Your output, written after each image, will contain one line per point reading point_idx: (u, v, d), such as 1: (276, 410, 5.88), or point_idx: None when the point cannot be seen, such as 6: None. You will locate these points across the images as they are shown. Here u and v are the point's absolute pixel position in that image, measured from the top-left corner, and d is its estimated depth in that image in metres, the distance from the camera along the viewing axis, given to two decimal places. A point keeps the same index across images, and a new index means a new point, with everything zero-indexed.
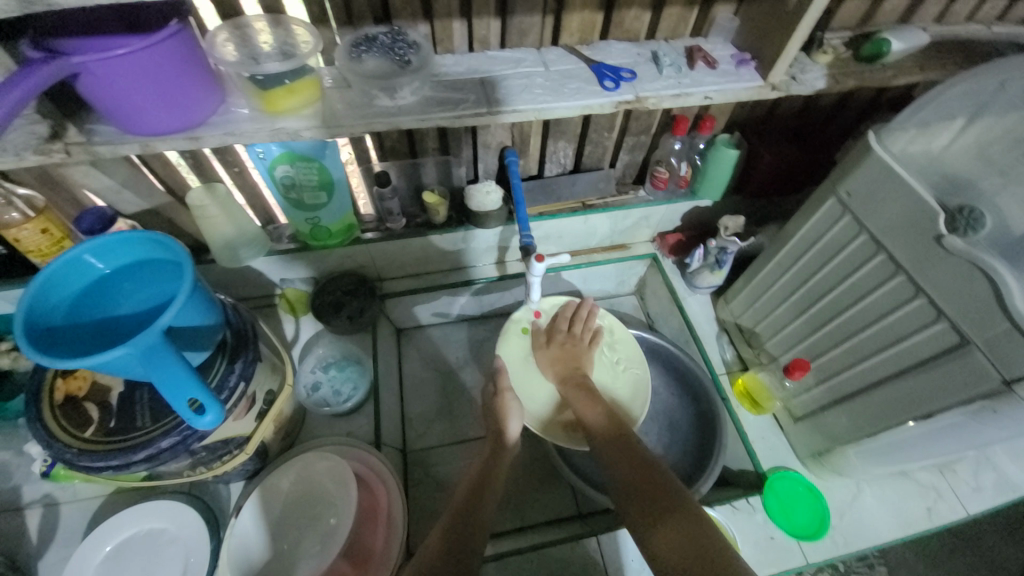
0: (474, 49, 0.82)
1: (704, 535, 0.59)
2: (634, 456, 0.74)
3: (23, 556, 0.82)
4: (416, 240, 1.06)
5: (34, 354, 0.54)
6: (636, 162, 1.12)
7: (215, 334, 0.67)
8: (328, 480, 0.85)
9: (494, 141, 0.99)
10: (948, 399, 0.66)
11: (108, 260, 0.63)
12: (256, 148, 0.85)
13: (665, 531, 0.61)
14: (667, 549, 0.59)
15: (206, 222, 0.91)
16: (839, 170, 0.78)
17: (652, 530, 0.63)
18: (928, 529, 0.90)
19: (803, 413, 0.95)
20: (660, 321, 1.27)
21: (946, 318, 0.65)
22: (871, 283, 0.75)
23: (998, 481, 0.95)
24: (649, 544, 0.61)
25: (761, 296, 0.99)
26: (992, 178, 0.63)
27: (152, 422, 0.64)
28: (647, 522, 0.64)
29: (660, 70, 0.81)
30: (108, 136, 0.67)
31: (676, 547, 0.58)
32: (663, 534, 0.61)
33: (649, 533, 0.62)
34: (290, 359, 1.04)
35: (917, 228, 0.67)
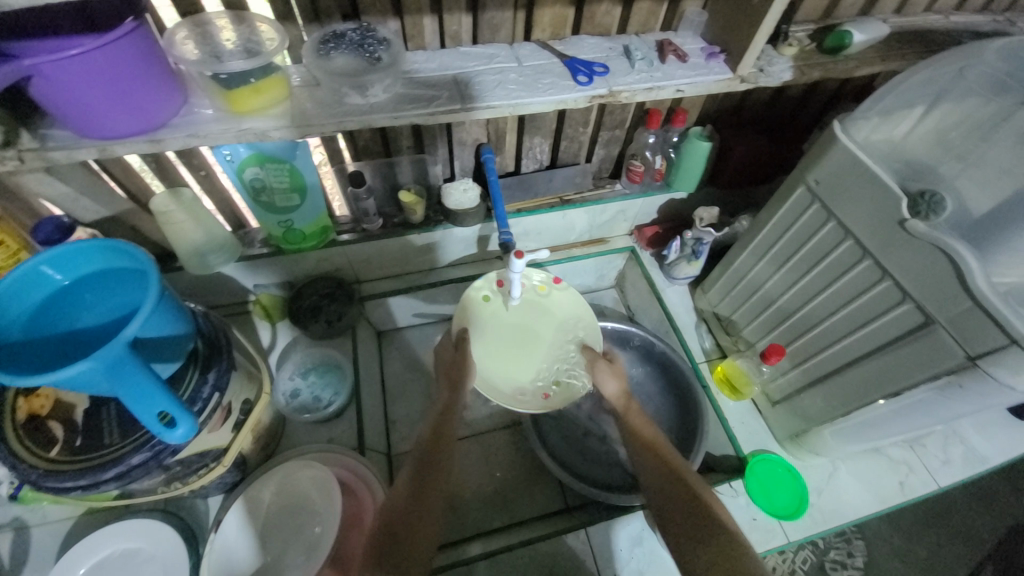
0: (446, 45, 0.81)
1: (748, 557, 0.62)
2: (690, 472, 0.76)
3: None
4: (394, 241, 1.05)
5: None
6: (611, 156, 1.13)
7: (185, 344, 0.65)
8: (312, 486, 0.83)
9: (470, 138, 0.99)
10: (914, 376, 0.69)
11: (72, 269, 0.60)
12: (223, 150, 0.82)
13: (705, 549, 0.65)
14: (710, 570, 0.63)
15: (173, 229, 0.88)
16: (807, 159, 0.80)
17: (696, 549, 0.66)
18: (901, 502, 0.94)
19: (780, 397, 0.97)
20: (640, 313, 1.29)
21: (911, 299, 0.68)
22: (840, 268, 0.78)
23: (966, 454, 0.99)
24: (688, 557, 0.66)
25: (736, 286, 1.01)
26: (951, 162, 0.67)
27: (122, 438, 0.61)
28: (686, 540, 0.68)
29: (631, 64, 0.82)
30: (63, 141, 0.64)
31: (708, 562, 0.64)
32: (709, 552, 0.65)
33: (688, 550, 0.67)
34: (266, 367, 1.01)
35: (883, 213, 0.69)
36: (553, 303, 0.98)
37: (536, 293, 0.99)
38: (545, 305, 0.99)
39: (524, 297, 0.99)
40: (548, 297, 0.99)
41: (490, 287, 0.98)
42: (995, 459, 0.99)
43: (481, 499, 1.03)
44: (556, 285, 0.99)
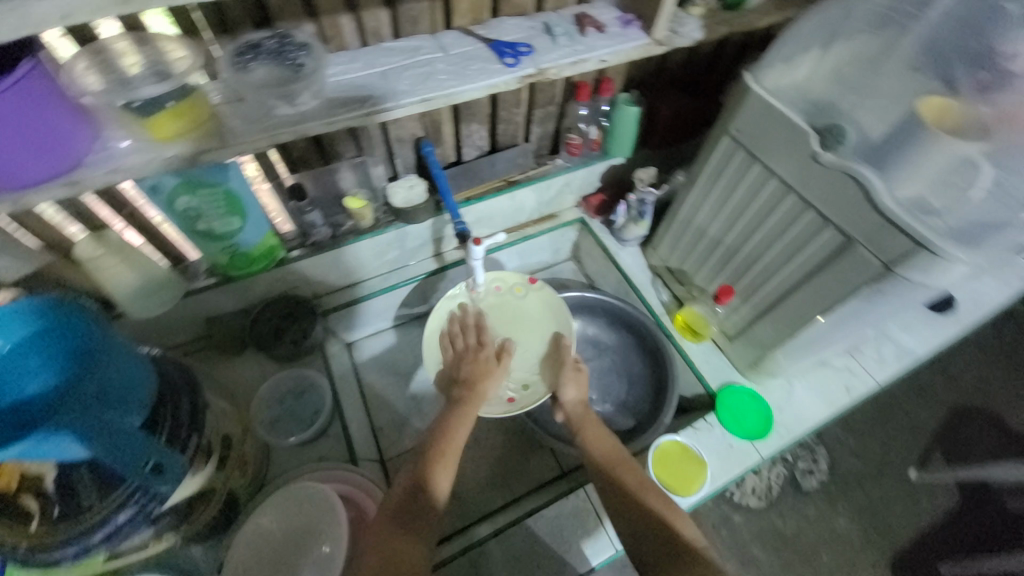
0: (368, 42, 0.80)
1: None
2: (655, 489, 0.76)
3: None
4: (348, 249, 1.03)
5: None
6: (548, 133, 1.16)
7: (150, 391, 0.62)
8: (310, 506, 0.81)
9: (407, 134, 0.98)
10: (844, 290, 0.78)
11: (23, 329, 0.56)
12: (146, 182, 0.77)
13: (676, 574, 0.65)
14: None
15: (105, 274, 0.83)
16: (727, 110, 0.87)
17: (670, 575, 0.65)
18: (849, 403, 1.06)
19: (735, 332, 1.06)
20: (600, 278, 1.35)
21: (832, 224, 0.76)
22: (769, 206, 0.85)
23: (896, 352, 1.13)
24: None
25: (683, 236, 1.08)
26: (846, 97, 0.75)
27: (101, 499, 0.58)
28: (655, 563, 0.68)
29: (554, 41, 0.84)
30: None
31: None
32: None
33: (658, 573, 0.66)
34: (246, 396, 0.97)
35: (798, 151, 0.76)
36: (528, 304, 1.05)
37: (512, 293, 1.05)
38: (520, 306, 1.05)
39: (500, 299, 1.05)
40: (525, 296, 1.05)
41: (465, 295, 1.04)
42: (920, 351, 1.13)
43: (481, 483, 1.07)
44: (531, 285, 1.06)
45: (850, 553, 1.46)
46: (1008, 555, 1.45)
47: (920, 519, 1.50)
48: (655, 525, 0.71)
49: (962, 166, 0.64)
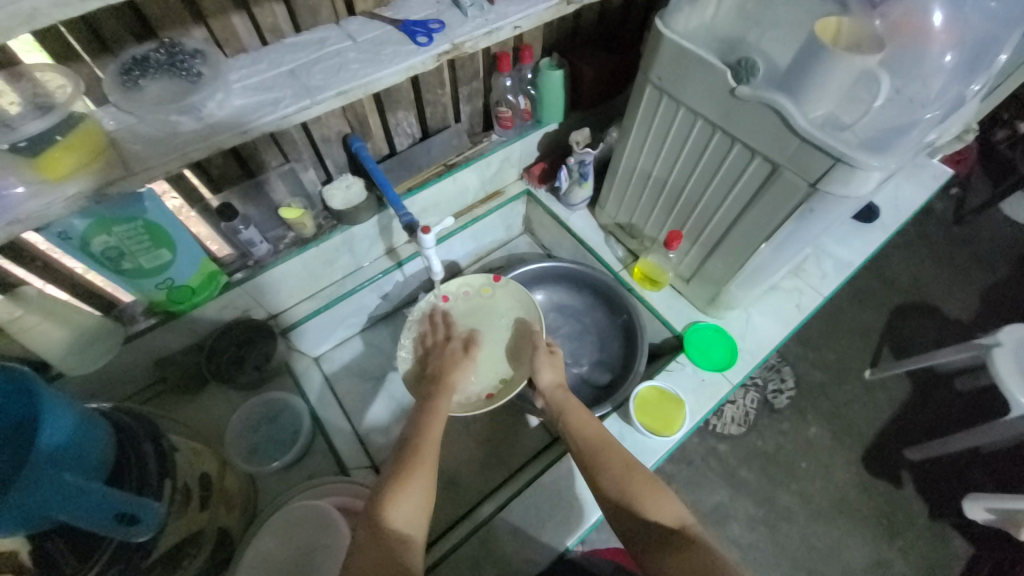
0: (268, 41, 0.75)
1: (709, 559, 0.60)
2: (637, 471, 0.73)
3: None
4: (296, 261, 0.99)
5: None
6: (477, 110, 1.15)
7: (107, 445, 0.58)
8: (307, 526, 0.80)
9: (332, 132, 0.95)
10: (778, 215, 0.82)
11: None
12: (52, 229, 0.70)
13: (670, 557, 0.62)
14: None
15: (29, 335, 0.76)
16: (645, 59, 0.88)
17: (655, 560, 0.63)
18: (801, 320, 1.13)
19: (690, 274, 1.10)
20: (556, 246, 1.36)
21: (758, 154, 0.79)
22: (700, 146, 0.88)
23: (835, 264, 1.21)
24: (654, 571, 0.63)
25: (627, 190, 1.10)
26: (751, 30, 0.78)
27: (80, 564, 0.56)
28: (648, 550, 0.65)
29: (464, 13, 0.82)
30: None
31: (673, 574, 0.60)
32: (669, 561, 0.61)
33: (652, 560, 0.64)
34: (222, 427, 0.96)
35: (717, 88, 0.78)
36: (497, 302, 1.05)
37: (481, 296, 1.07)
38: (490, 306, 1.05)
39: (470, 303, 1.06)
40: (494, 296, 1.06)
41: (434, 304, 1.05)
42: (856, 259, 1.22)
43: (477, 466, 1.08)
44: (497, 284, 1.07)
45: (825, 456, 1.59)
46: (956, 428, 1.61)
47: (880, 412, 1.65)
48: (634, 511, 0.69)
49: (864, 79, 0.69)
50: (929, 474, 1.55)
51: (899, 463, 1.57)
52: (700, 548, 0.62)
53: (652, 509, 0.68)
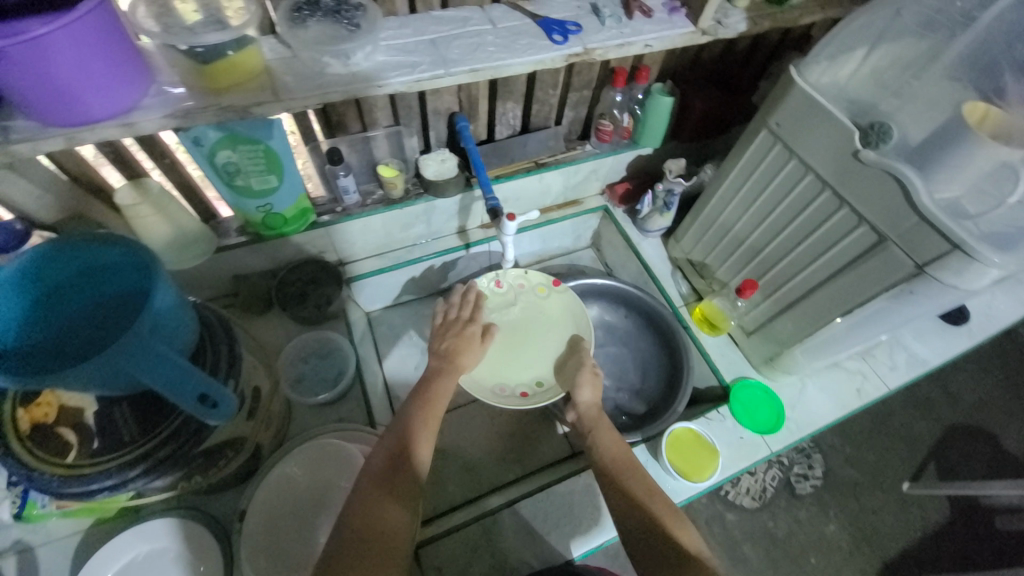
0: (417, 10, 0.80)
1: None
2: (657, 496, 0.73)
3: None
4: (378, 217, 1.04)
5: None
6: (580, 118, 1.16)
7: (191, 334, 0.63)
8: (334, 463, 0.84)
9: (443, 107, 0.99)
10: (871, 289, 0.79)
11: (69, 261, 0.59)
12: (189, 133, 0.77)
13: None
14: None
15: (139, 223, 0.83)
16: (767, 104, 0.87)
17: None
18: (860, 405, 1.08)
19: (754, 327, 1.07)
20: (619, 268, 1.36)
21: (867, 222, 0.76)
22: (803, 202, 0.86)
23: (908, 359, 1.14)
24: None
25: (709, 229, 1.08)
26: (889, 99, 0.76)
27: (142, 435, 0.60)
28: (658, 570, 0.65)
29: (601, 22, 0.84)
30: (27, 132, 0.60)
31: None
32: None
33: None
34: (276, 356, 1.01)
35: (839, 147, 0.77)
36: (547, 306, 1.05)
37: (535, 293, 1.06)
38: (536, 308, 1.05)
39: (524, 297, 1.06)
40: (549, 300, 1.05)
41: (489, 286, 1.05)
42: (932, 360, 1.14)
43: (492, 458, 1.08)
44: (555, 288, 1.06)
45: (839, 558, 1.49)
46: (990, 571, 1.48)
47: (909, 530, 1.53)
48: (652, 531, 0.68)
49: (1003, 172, 0.65)
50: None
51: None
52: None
53: (671, 531, 0.68)
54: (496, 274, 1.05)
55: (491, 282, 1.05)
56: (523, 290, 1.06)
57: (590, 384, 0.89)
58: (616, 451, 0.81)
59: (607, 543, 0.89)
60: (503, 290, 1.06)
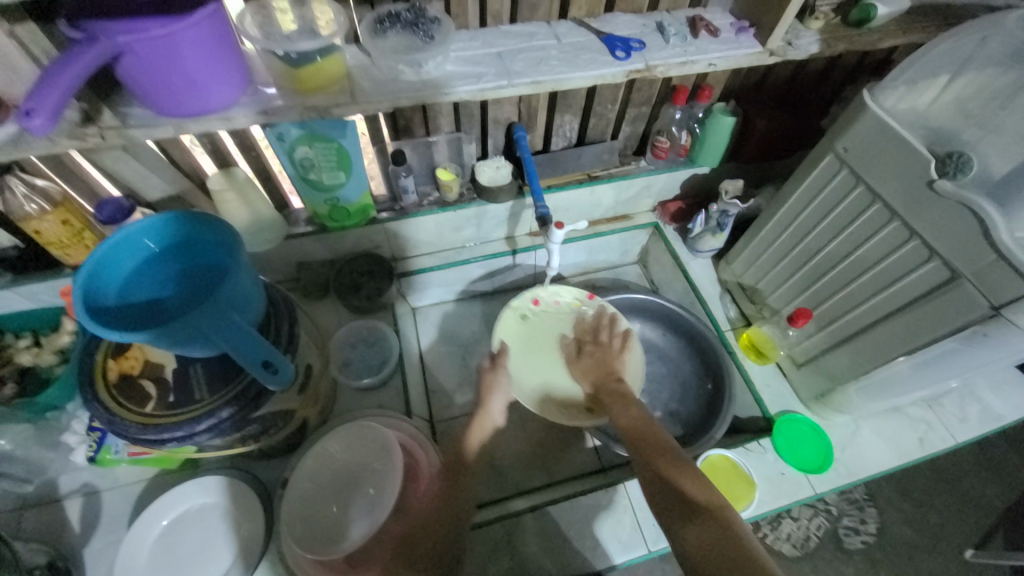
0: (487, 24, 0.85)
1: (735, 537, 0.58)
2: (663, 454, 0.72)
3: (66, 547, 0.82)
4: (432, 217, 1.09)
5: (90, 324, 0.56)
6: (637, 133, 1.17)
7: (261, 310, 0.69)
8: (370, 445, 0.88)
9: (503, 117, 1.03)
10: (939, 329, 0.74)
11: (171, 230, 0.67)
12: (275, 130, 0.85)
13: (698, 530, 0.60)
14: (693, 551, 0.59)
15: (223, 207, 0.93)
16: (835, 128, 0.84)
17: (676, 531, 0.63)
18: (920, 457, 0.99)
19: (805, 359, 1.02)
20: (664, 286, 1.34)
21: (938, 256, 0.72)
22: (868, 232, 0.82)
23: (982, 412, 1.04)
24: (681, 543, 0.61)
25: (762, 254, 1.05)
26: (972, 129, 0.72)
27: (210, 394, 0.66)
28: (676, 523, 0.63)
29: (665, 40, 0.85)
30: (142, 119, 0.69)
31: (703, 545, 0.59)
32: (689, 532, 0.61)
33: (681, 532, 0.62)
34: (327, 341, 1.08)
35: (911, 176, 0.73)
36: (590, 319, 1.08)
37: (570, 309, 1.10)
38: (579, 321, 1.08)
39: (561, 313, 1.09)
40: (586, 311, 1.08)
41: (527, 306, 1.09)
42: (1012, 417, 1.04)
43: (520, 463, 1.09)
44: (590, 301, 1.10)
45: None
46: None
47: None
48: (671, 489, 0.67)
49: None
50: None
51: None
52: (724, 525, 0.60)
53: (688, 487, 0.66)
54: (530, 294, 1.10)
55: (527, 302, 1.10)
56: (560, 307, 1.10)
57: (601, 349, 0.99)
58: (635, 422, 0.80)
59: (628, 563, 0.88)
60: (539, 307, 1.10)
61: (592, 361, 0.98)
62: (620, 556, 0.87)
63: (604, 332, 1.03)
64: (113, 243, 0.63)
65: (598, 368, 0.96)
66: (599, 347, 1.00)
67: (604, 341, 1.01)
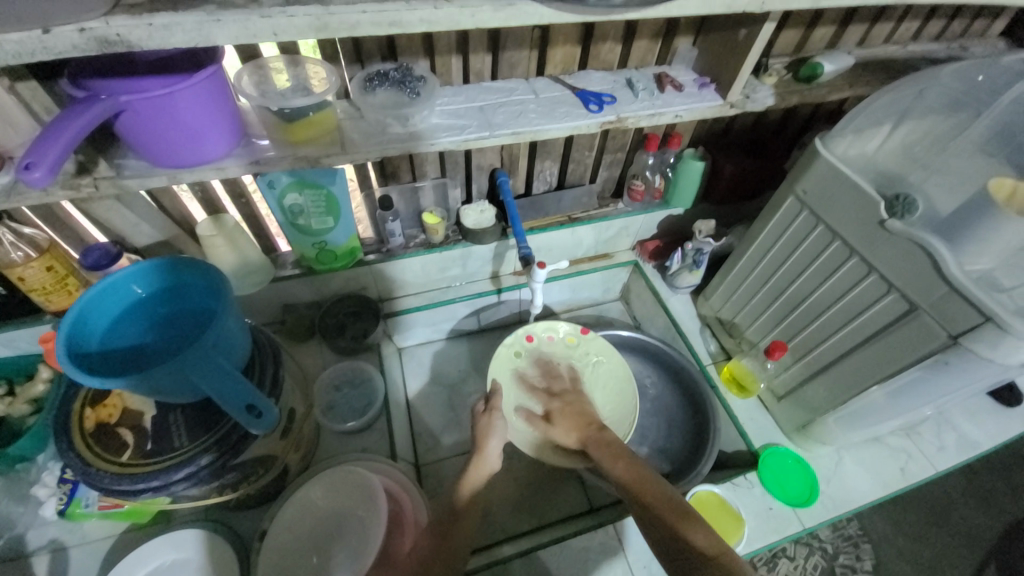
0: (469, 81, 0.91)
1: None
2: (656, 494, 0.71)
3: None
4: (418, 259, 1.12)
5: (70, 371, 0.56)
6: (613, 177, 1.23)
7: (245, 353, 0.70)
8: (354, 490, 0.86)
9: (486, 163, 1.09)
10: (903, 359, 0.77)
11: (159, 277, 0.68)
12: (265, 177, 0.88)
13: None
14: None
15: (211, 252, 0.94)
16: (794, 172, 0.91)
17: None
18: (904, 487, 1.00)
19: (785, 392, 1.04)
20: (647, 322, 1.37)
21: (896, 289, 0.76)
22: (831, 267, 0.87)
23: (958, 440, 1.07)
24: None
25: (737, 290, 1.10)
26: (918, 172, 0.78)
27: (189, 441, 0.65)
28: (686, 570, 0.60)
29: (635, 94, 0.92)
30: (137, 170, 0.72)
31: None
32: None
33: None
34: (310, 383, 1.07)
35: (864, 216, 0.79)
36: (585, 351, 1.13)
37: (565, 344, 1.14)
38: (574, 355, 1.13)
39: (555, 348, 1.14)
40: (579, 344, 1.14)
41: (520, 343, 1.13)
42: (986, 444, 1.06)
43: (509, 506, 1.07)
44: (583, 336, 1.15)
45: None
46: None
47: None
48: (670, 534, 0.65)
49: None
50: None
51: None
52: (731, 571, 0.57)
53: (685, 531, 0.63)
54: (525, 331, 1.14)
55: (522, 339, 1.13)
56: (554, 343, 1.14)
57: (567, 402, 0.99)
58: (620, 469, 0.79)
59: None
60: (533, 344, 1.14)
61: (569, 416, 0.95)
62: None
63: (557, 383, 1.05)
64: (99, 290, 0.64)
65: (577, 421, 0.93)
66: (568, 397, 1.01)
67: (560, 391, 1.04)
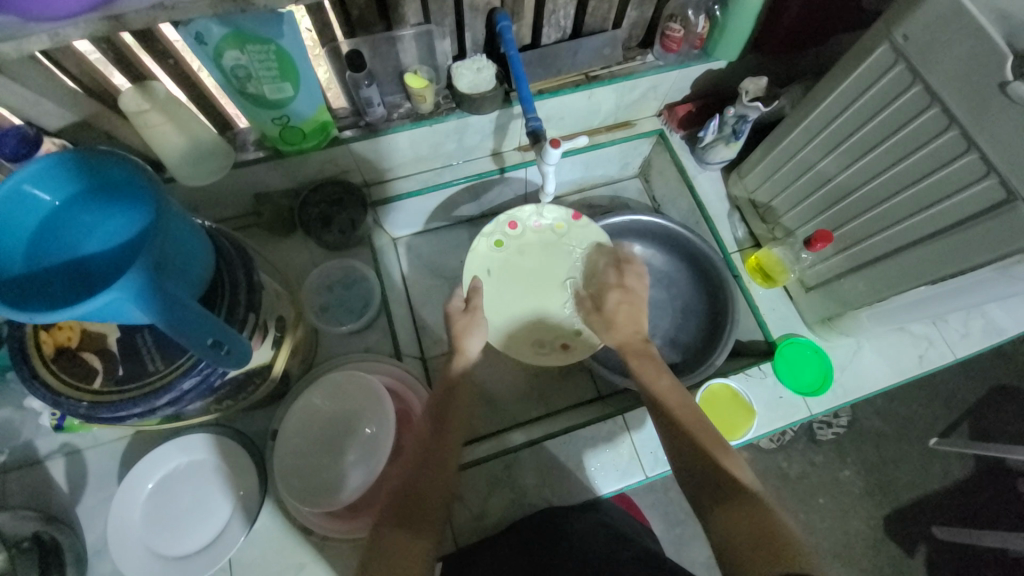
0: None
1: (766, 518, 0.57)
2: (703, 429, 0.69)
3: (58, 507, 0.80)
4: (403, 135, 0.93)
5: None
6: (644, 20, 0.97)
7: (206, 266, 0.59)
8: (359, 393, 0.84)
9: (482, 1, 0.83)
10: (978, 257, 0.67)
11: (73, 177, 0.54)
12: (190, 28, 0.66)
13: (729, 515, 0.59)
14: (730, 535, 0.57)
15: (151, 134, 0.76)
16: (895, 8, 0.68)
17: (709, 512, 0.61)
18: (918, 372, 0.99)
19: (815, 283, 0.96)
20: (667, 203, 1.23)
21: (996, 174, 0.62)
22: (915, 142, 0.70)
23: (985, 327, 1.02)
24: (714, 530, 0.60)
25: (782, 167, 0.93)
26: None
27: (165, 364, 0.59)
28: (710, 506, 0.62)
29: None
30: (3, 29, 0.50)
31: (734, 532, 0.57)
32: (722, 516, 0.59)
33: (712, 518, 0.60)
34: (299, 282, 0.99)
35: (981, 75, 0.60)
36: (575, 240, 1.00)
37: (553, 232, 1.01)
38: (563, 244, 1.00)
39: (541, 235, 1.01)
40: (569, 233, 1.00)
41: (501, 231, 1.00)
42: (1013, 330, 1.02)
43: (517, 395, 1.08)
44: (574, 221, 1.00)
45: (849, 502, 1.51)
46: (996, 527, 1.49)
47: (929, 483, 1.52)
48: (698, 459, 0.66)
49: None
50: (947, 556, 1.47)
51: (922, 537, 1.47)
52: (759, 511, 0.58)
53: (721, 463, 0.65)
54: (507, 217, 1.00)
55: (503, 227, 1.00)
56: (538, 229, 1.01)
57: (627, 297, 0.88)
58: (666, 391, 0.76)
59: (625, 488, 0.91)
60: (516, 230, 1.01)
61: (625, 315, 0.86)
62: (617, 484, 0.89)
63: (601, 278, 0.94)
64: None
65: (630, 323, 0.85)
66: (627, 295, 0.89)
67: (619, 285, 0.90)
